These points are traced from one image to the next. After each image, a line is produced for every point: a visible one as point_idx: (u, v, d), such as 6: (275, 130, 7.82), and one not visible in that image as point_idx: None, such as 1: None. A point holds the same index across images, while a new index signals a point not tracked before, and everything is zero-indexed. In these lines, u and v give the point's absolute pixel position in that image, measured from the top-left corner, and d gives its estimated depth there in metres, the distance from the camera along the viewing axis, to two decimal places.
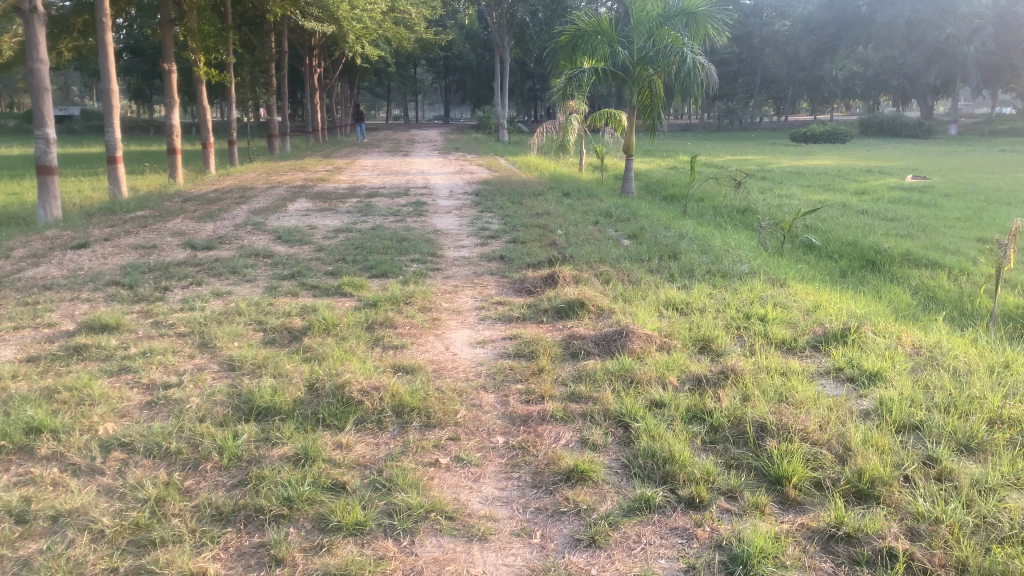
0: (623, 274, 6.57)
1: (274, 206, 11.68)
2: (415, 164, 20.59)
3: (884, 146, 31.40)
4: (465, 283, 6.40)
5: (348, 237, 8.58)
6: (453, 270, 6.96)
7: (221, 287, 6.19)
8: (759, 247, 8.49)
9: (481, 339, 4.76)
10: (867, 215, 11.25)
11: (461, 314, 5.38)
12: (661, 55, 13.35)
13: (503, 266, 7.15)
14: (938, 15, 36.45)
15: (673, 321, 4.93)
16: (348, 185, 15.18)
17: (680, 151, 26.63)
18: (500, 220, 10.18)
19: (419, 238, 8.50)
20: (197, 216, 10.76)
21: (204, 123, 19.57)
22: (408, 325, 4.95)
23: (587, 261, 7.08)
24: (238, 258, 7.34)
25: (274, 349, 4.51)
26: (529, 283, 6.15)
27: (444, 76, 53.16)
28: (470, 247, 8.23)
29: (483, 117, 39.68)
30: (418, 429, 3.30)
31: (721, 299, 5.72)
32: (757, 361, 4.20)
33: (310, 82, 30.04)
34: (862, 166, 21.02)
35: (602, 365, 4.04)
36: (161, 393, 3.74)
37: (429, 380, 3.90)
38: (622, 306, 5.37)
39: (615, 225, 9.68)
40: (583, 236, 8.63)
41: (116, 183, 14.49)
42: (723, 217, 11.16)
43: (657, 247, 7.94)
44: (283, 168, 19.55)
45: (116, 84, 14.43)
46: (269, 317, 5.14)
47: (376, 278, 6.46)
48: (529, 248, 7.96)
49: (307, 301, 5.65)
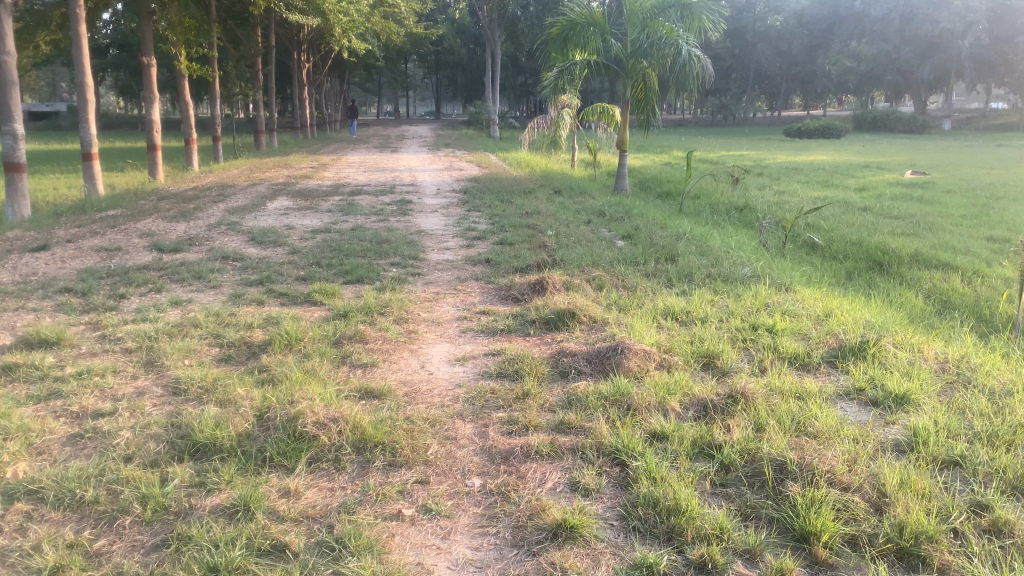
0: (617, 279, 6.12)
1: (252, 204, 11.19)
2: (403, 160, 20.10)
3: (879, 142, 31.03)
4: (447, 290, 5.94)
5: (326, 239, 8.10)
6: (435, 275, 6.50)
7: (181, 295, 5.70)
8: (760, 248, 8.05)
9: (461, 355, 4.30)
10: (869, 213, 10.83)
11: (440, 326, 4.91)
12: (656, 47, 12.90)
13: (489, 270, 6.69)
14: (932, 10, 36.18)
15: (673, 334, 4.47)
16: (332, 182, 14.69)
17: (674, 147, 26.20)
18: (489, 220, 9.70)
19: (401, 239, 8.03)
20: (170, 215, 10.26)
21: (187, 118, 19.01)
22: (381, 339, 4.49)
23: (579, 264, 6.64)
24: (206, 262, 6.85)
25: (229, 368, 4.04)
26: (515, 290, 5.69)
27: (435, 71, 52.58)
28: (455, 249, 7.77)
29: (475, 113, 39.20)
30: (380, 470, 2.83)
31: (724, 307, 5.28)
32: (769, 381, 3.74)
33: (297, 76, 29.50)
34: (859, 162, 20.65)
35: (595, 388, 3.58)
36: (90, 424, 3.26)
37: (398, 407, 3.43)
38: (617, 316, 4.92)
39: (608, 225, 9.23)
40: (575, 237, 8.18)
41: (92, 181, 13.97)
42: (721, 216, 10.73)
43: (654, 248, 7.49)
44: (267, 165, 19.03)
45: (90, 78, 13.86)
46: (229, 330, 4.66)
47: (351, 284, 5.99)
48: (517, 250, 7.50)
49: (273, 311, 5.18)
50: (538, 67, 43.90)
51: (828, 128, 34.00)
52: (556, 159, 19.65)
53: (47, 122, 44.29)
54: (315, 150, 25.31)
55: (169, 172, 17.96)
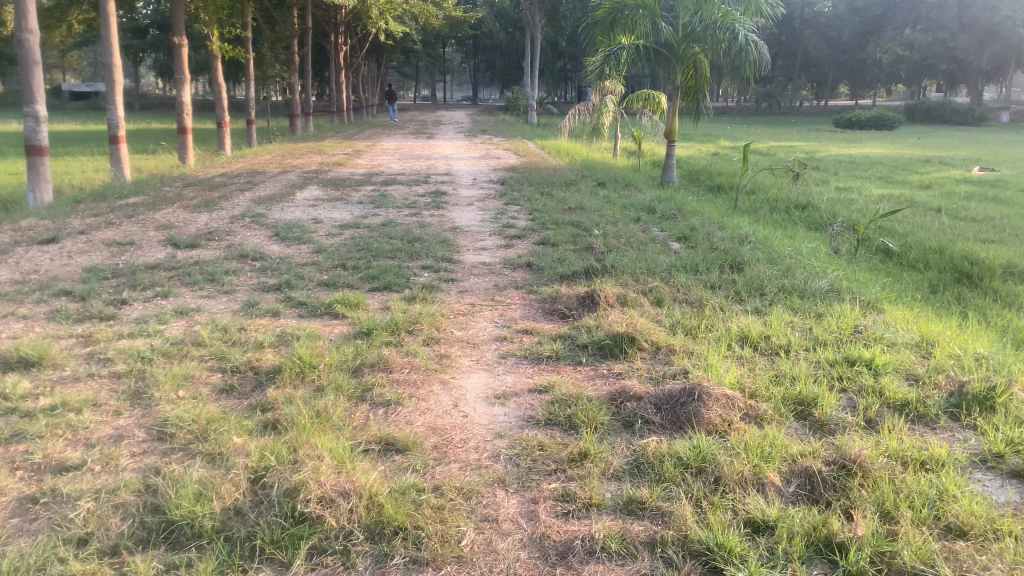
0: (678, 293, 5.42)
1: (281, 194, 10.62)
2: (439, 147, 19.47)
3: (934, 134, 29.76)
4: (484, 301, 5.27)
5: (354, 236, 7.47)
6: (472, 281, 5.83)
7: (189, 302, 5.10)
8: (831, 255, 7.30)
9: (501, 391, 3.62)
10: (941, 214, 9.99)
11: (477, 349, 4.24)
12: (709, 32, 12.08)
13: (530, 277, 6.00)
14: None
15: (755, 373, 3.77)
16: (365, 170, 14.10)
17: (719, 137, 25.25)
18: (529, 216, 9.02)
19: (434, 237, 7.38)
20: (193, 204, 9.72)
21: (219, 100, 18.50)
22: (409, 365, 3.82)
23: (632, 273, 5.93)
24: (221, 261, 6.25)
25: (228, 403, 3.40)
26: (562, 304, 5.00)
27: (473, 55, 51.79)
28: (492, 249, 7.09)
29: (512, 98, 38.41)
30: (400, 571, 2.19)
31: (808, 335, 4.56)
32: (883, 443, 3.05)
33: (334, 60, 28.96)
34: (918, 156, 19.62)
35: (670, 449, 2.91)
36: (47, 483, 2.64)
37: (427, 468, 2.78)
38: (683, 343, 4.23)
39: (660, 224, 8.50)
40: (624, 238, 7.47)
41: (119, 165, 13.52)
42: (781, 216, 9.97)
43: (714, 255, 6.76)
44: (300, 150, 18.51)
45: (118, 58, 13.37)
46: (235, 350, 4.03)
47: (377, 292, 5.35)
48: (562, 252, 6.81)
49: (288, 326, 4.54)
50: (578, 52, 42.94)
51: (880, 119, 32.70)
52: (597, 148, 18.85)
53: (87, 103, 44.34)
54: (350, 134, 24.78)
55: (200, 156, 17.51)
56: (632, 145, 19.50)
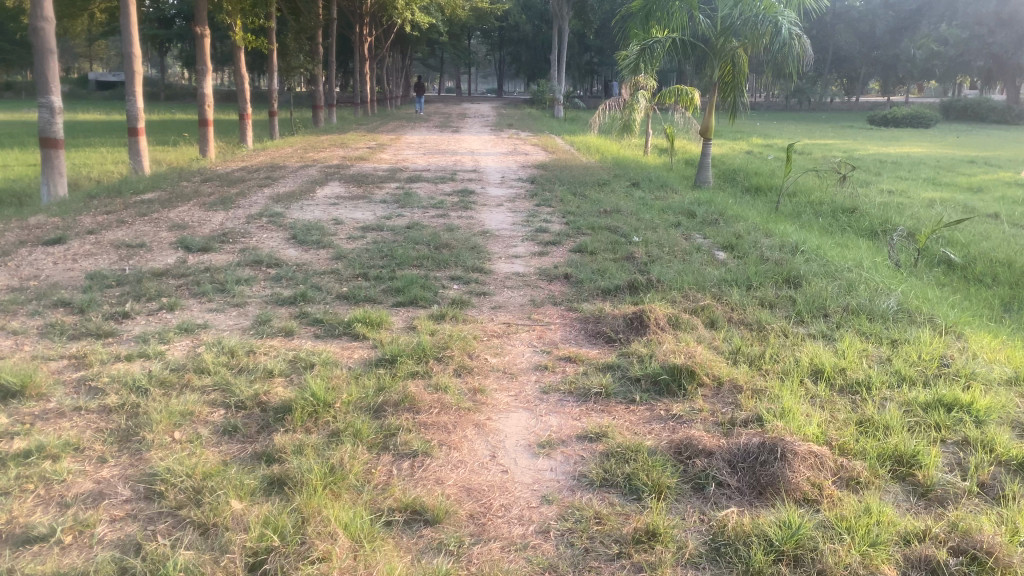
0: (734, 314, 4.91)
1: (302, 191, 10.20)
2: (465, 142, 18.99)
3: (972, 132, 28.92)
4: (519, 319, 4.78)
5: (377, 240, 7.02)
6: (505, 295, 5.34)
7: (195, 318, 4.65)
8: (891, 267, 6.73)
9: (544, 437, 3.13)
10: (1001, 220, 9.35)
11: (514, 381, 3.73)
12: (749, 25, 11.40)
13: (568, 290, 5.50)
14: None
15: (840, 420, 3.25)
16: (389, 166, 13.68)
17: (752, 133, 24.63)
18: (563, 219, 8.52)
19: (462, 243, 6.90)
20: (211, 201, 9.31)
21: (242, 91, 18.09)
22: (438, 404, 3.32)
23: (681, 288, 5.42)
24: (234, 268, 5.80)
25: (229, 451, 2.94)
26: (606, 326, 4.50)
27: (499, 47, 51.21)
28: (525, 257, 6.60)
29: (538, 92, 37.88)
30: None
31: (889, 368, 4.02)
32: (1013, 521, 2.52)
33: (359, 52, 28.56)
34: (961, 156, 18.86)
35: (755, 527, 2.42)
36: (2, 564, 2.18)
37: (461, 551, 2.30)
38: (749, 378, 3.71)
39: (703, 230, 7.97)
40: (666, 246, 6.94)
41: (138, 158, 13.16)
42: (828, 221, 9.41)
43: (766, 267, 6.22)
44: (323, 144, 18.09)
45: (137, 47, 12.98)
46: (241, 380, 3.56)
47: (401, 308, 4.88)
48: (600, 262, 6.31)
49: (302, 349, 4.07)
50: (606, 46, 42.28)
51: (917, 117, 31.73)
52: (627, 145, 18.28)
53: (114, 93, 44.37)
54: (374, 127, 24.37)
55: (222, 148, 17.16)
56: (664, 142, 18.90)
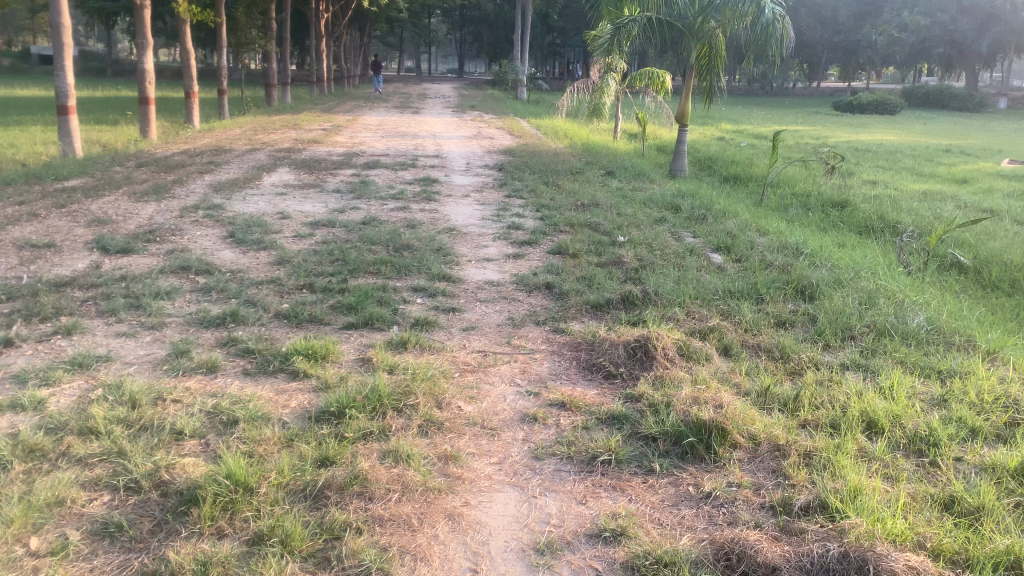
0: (750, 339, 4.16)
1: (246, 178, 9.26)
2: (425, 124, 18.05)
3: (937, 120, 28.56)
4: (497, 345, 3.96)
5: (328, 239, 6.15)
6: (478, 311, 4.53)
7: (96, 346, 3.77)
8: (903, 273, 6.05)
9: (543, 537, 2.32)
10: (999, 215, 8.73)
11: (497, 440, 2.93)
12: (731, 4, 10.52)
13: (552, 305, 4.70)
14: None
15: (923, 506, 2.50)
16: (345, 149, 12.75)
17: (723, 118, 24.00)
18: (537, 214, 7.73)
19: (425, 243, 6.07)
20: (142, 190, 8.33)
21: (187, 67, 16.87)
22: (398, 487, 2.50)
23: (681, 304, 4.66)
24: (154, 277, 4.90)
25: (104, 571, 2.10)
26: (604, 358, 3.71)
27: (459, 26, 50.00)
28: (498, 261, 5.80)
29: (500, 72, 36.86)
30: None
31: (951, 416, 3.29)
32: None
33: (314, 28, 27.32)
34: (936, 144, 18.33)
35: None
36: None
37: None
38: (791, 437, 2.95)
39: (692, 228, 7.22)
40: (656, 248, 6.18)
41: (69, 139, 12.02)
42: (819, 217, 8.75)
43: (771, 275, 5.49)
44: (274, 125, 17.02)
45: (64, 16, 11.79)
46: (139, 446, 2.70)
47: (354, 331, 4.04)
48: (584, 267, 5.53)
49: (226, 395, 3.22)
50: (569, 27, 41.44)
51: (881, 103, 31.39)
52: (596, 129, 17.50)
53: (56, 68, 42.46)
54: (330, 107, 23.30)
55: (164, 128, 16.01)
56: (635, 127, 18.16)
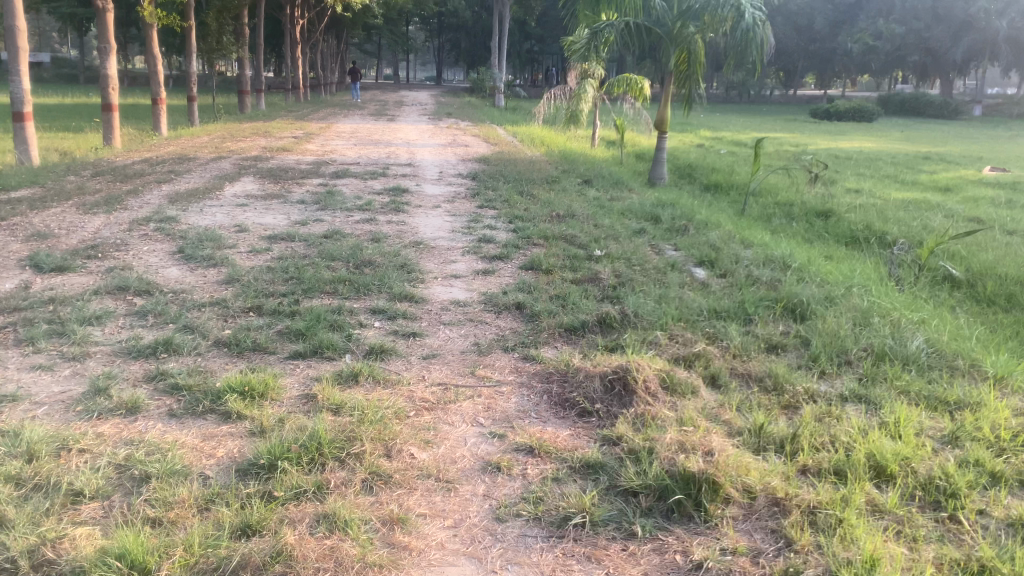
0: (740, 368, 3.78)
1: (206, 188, 8.79)
2: (399, 131, 17.64)
3: (914, 127, 28.60)
4: (461, 376, 3.56)
5: (285, 254, 5.72)
6: (442, 336, 4.12)
7: (4, 382, 3.32)
8: (896, 288, 5.73)
9: None
10: (987, 225, 8.46)
11: (454, 496, 2.53)
12: (710, 8, 10.17)
13: (523, 327, 4.31)
14: None
15: None
16: (314, 157, 12.31)
17: (701, 125, 23.80)
18: (511, 225, 7.35)
19: (389, 258, 5.66)
20: (93, 201, 7.85)
21: (153, 73, 16.33)
22: (330, 566, 2.09)
23: (664, 326, 4.28)
24: (86, 299, 4.45)
25: None
26: (579, 392, 3.32)
27: (437, 33, 49.63)
28: (467, 277, 5.40)
29: (477, 79, 36.57)
30: None
31: (967, 457, 2.93)
32: None
33: (288, 34, 26.82)
34: (916, 151, 18.18)
35: None
36: None
37: None
38: (791, 489, 2.58)
39: (674, 240, 6.87)
40: (636, 263, 5.81)
41: (25, 148, 11.43)
42: (803, 227, 8.45)
43: (759, 292, 5.14)
44: (243, 132, 16.53)
45: (18, 18, 11.21)
46: (24, 515, 2.27)
47: (302, 362, 3.62)
48: (559, 285, 5.15)
49: (144, 442, 2.79)
50: (547, 34, 41.26)
51: (859, 110, 31.38)
52: (574, 137, 17.17)
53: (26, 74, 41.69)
54: (303, 114, 22.81)
55: (129, 135, 15.46)
56: (613, 134, 17.86)
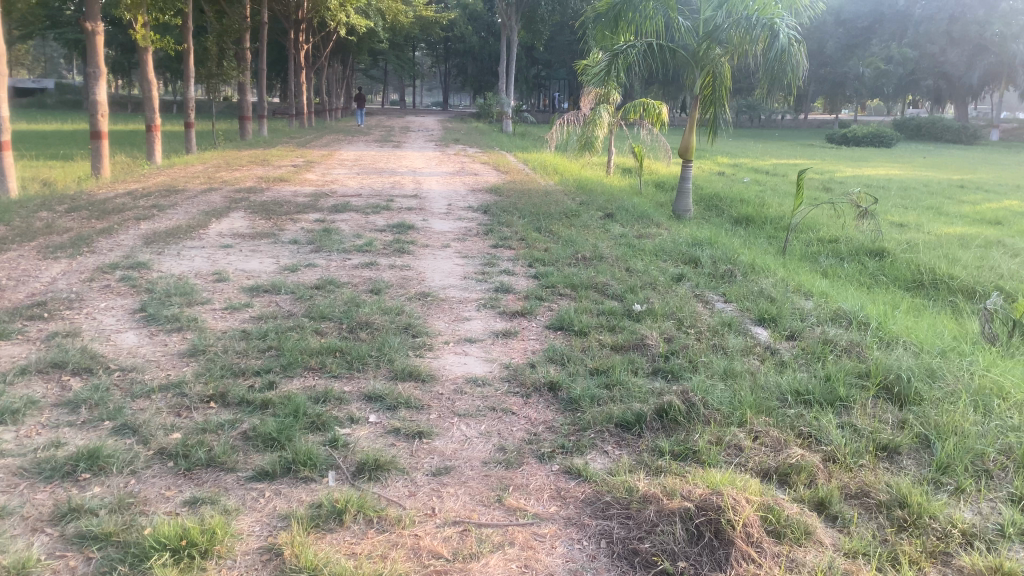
0: (856, 490, 2.82)
1: (190, 225, 7.92)
2: (405, 159, 16.80)
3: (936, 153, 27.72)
4: (483, 507, 2.61)
5: (266, 313, 4.79)
6: (457, 435, 3.18)
7: None
8: (996, 352, 4.75)
9: None
10: None
11: None
12: (739, 28, 9.16)
13: (562, 420, 3.37)
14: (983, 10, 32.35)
15: None
16: (313, 188, 11.45)
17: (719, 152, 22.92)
18: (529, 270, 6.44)
19: (390, 317, 4.73)
20: (60, 241, 6.98)
21: (148, 99, 15.54)
22: None
23: (739, 421, 3.33)
24: (8, 383, 3.52)
25: None
26: (653, 543, 2.37)
27: (444, 59, 49.20)
28: (483, 341, 4.48)
29: (486, 105, 35.89)
30: None
31: None
32: None
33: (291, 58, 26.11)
34: (949, 179, 17.21)
35: None
36: None
37: None
38: None
39: (721, 290, 5.93)
40: (684, 321, 4.88)
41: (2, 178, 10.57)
42: (857, 268, 7.50)
43: (842, 363, 4.17)
44: (241, 161, 15.74)
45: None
46: None
47: (266, 487, 2.67)
48: (597, 353, 4.21)
49: None
50: (555, 59, 40.65)
51: (877, 135, 30.48)
52: (589, 164, 16.33)
53: (32, 100, 41.48)
54: (306, 141, 22.06)
55: (121, 164, 14.65)
56: (630, 162, 17.05)
